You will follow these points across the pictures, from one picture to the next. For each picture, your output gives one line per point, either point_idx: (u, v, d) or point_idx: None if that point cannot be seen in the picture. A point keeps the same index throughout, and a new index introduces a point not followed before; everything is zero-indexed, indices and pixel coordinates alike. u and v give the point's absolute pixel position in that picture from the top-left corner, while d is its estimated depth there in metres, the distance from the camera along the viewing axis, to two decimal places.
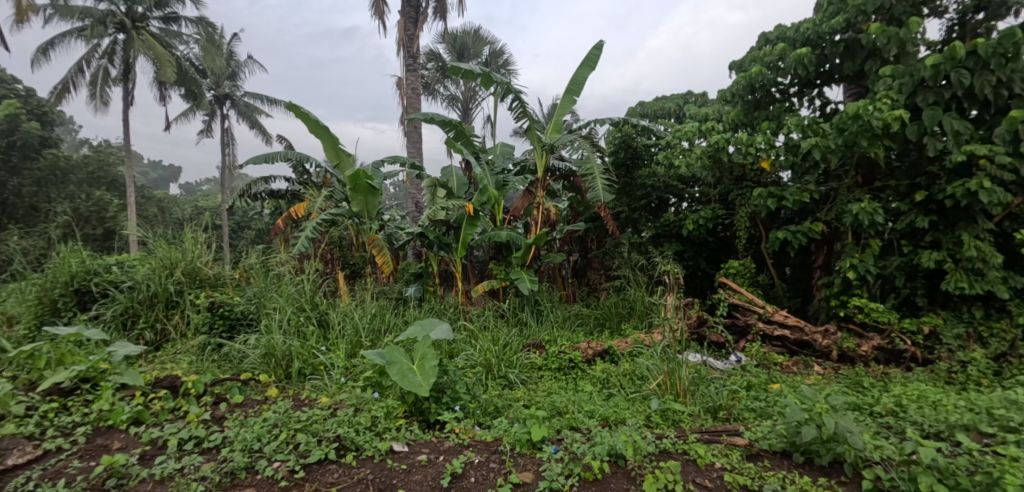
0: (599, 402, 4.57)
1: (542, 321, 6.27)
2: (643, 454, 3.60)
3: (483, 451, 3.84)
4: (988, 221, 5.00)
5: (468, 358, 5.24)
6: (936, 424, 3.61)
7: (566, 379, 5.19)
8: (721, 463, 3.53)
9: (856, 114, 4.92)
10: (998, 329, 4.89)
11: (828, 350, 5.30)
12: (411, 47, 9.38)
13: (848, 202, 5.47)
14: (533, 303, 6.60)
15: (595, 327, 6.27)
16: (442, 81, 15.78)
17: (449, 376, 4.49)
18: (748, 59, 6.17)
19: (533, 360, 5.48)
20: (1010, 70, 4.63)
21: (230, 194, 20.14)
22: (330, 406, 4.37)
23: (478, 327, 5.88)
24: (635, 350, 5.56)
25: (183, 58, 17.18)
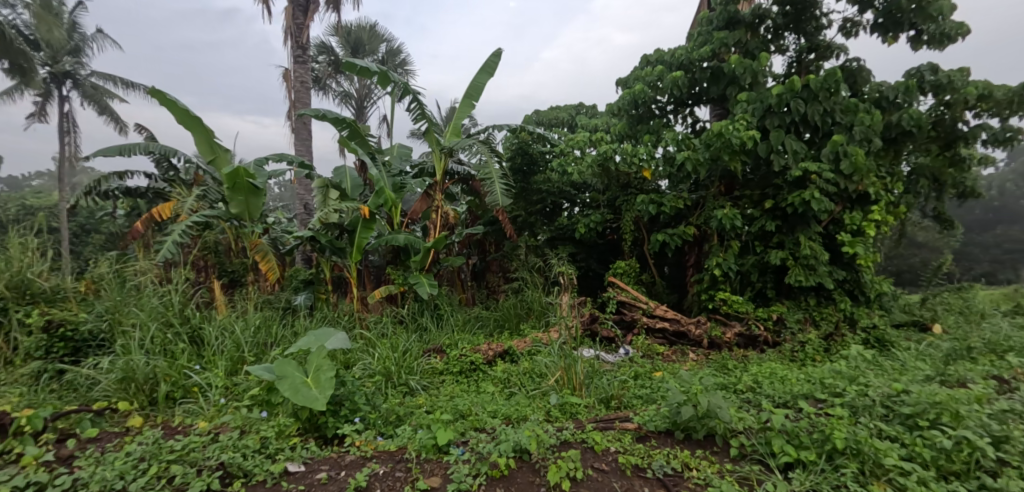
0: (501, 401, 4.69)
1: (442, 326, 6.22)
2: (546, 447, 3.68)
3: (388, 461, 3.70)
4: (817, 225, 6.07)
5: (366, 367, 5.03)
6: (784, 395, 4.29)
7: (468, 382, 5.22)
8: (615, 446, 3.75)
9: (718, 133, 5.72)
10: (827, 313, 6.01)
11: (700, 339, 5.95)
12: (300, 37, 8.75)
13: (713, 209, 6.27)
14: (432, 307, 6.52)
15: (494, 328, 6.38)
16: (334, 75, 14.86)
17: (347, 387, 4.20)
18: (631, 78, 6.83)
19: (434, 365, 5.41)
20: (832, 102, 5.72)
21: (65, 191, 16.93)
22: (210, 431, 3.93)
23: (376, 335, 5.66)
24: (533, 349, 5.70)
25: (6, 24, 14.09)
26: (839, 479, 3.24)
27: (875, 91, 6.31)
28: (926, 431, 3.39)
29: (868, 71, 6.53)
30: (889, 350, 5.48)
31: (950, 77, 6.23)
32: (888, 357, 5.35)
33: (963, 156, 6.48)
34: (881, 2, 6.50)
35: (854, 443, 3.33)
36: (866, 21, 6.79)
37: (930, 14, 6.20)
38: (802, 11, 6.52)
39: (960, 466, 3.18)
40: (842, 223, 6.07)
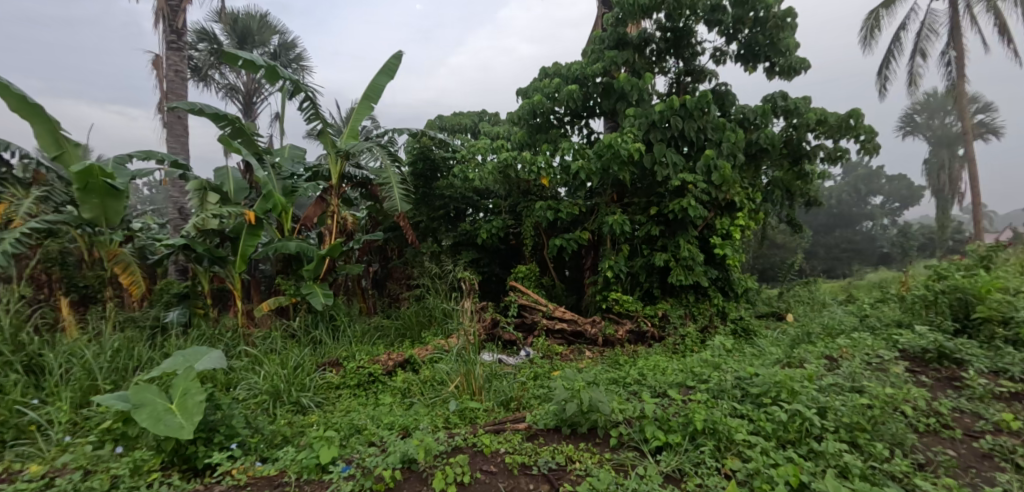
0: (398, 412, 4.27)
1: (339, 338, 5.89)
2: (434, 454, 3.24)
3: (264, 488, 3.20)
4: (694, 230, 6.74)
5: (251, 387, 4.58)
6: (663, 386, 4.09)
7: (365, 395, 4.88)
8: (505, 447, 3.34)
9: (609, 144, 6.12)
10: (703, 308, 6.77)
11: (596, 337, 6.30)
12: (175, 20, 7.83)
13: (605, 215, 6.71)
14: (328, 318, 6.18)
15: (395, 338, 6.19)
16: (217, 66, 13.53)
17: (224, 411, 3.62)
18: (531, 88, 7.13)
19: (328, 380, 5.05)
20: (704, 120, 6.42)
21: None
22: (44, 476, 3.34)
23: (263, 352, 5.20)
24: (434, 356, 5.47)
25: None
26: (698, 457, 3.03)
27: (739, 113, 7.21)
28: (769, 407, 3.31)
29: (733, 95, 7.50)
30: (753, 339, 6.20)
31: (796, 103, 7.31)
32: (751, 344, 6.05)
33: (808, 171, 7.56)
34: (742, 36, 7.38)
35: (710, 423, 3.14)
36: (731, 52, 7.68)
37: (780, 50, 7.19)
38: (681, 38, 7.46)
39: (795, 435, 3.09)
40: (714, 227, 6.82)
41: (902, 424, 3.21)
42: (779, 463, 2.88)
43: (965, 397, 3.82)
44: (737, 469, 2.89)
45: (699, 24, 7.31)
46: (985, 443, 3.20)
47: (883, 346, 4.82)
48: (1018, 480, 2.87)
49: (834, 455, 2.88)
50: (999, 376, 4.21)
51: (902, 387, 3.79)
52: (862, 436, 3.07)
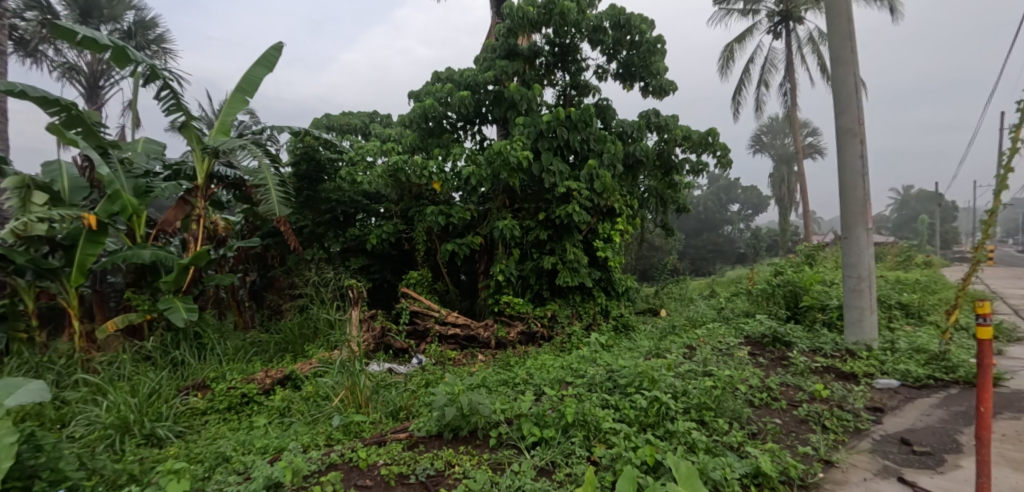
0: (274, 434, 3.92)
1: (207, 358, 5.41)
2: (303, 476, 3.05)
3: None
4: (579, 233, 7.22)
5: (90, 423, 3.94)
6: (549, 382, 4.28)
7: (238, 419, 4.47)
8: (383, 460, 3.28)
9: (499, 151, 6.34)
10: (588, 308, 7.25)
11: (489, 340, 6.48)
12: None
13: (496, 220, 6.95)
14: (193, 336, 5.65)
15: (276, 353, 5.88)
16: (50, 40, 11.91)
17: (48, 453, 2.90)
18: (424, 92, 7.33)
19: (193, 406, 4.54)
20: (588, 132, 6.91)
21: None
22: None
23: (108, 379, 4.64)
24: (319, 370, 5.21)
25: None
26: (570, 447, 3.18)
27: (618, 126, 7.86)
28: (633, 396, 3.64)
29: (613, 110, 8.14)
30: (630, 333, 6.78)
31: (667, 120, 8.11)
32: (629, 338, 6.60)
33: (676, 181, 8.36)
34: (621, 56, 8.01)
35: (580, 416, 3.36)
36: (611, 70, 8.32)
37: (652, 72, 7.94)
38: (567, 54, 7.95)
39: (653, 419, 3.42)
40: (597, 231, 7.34)
41: (739, 402, 3.73)
42: (638, 446, 3.12)
43: (792, 373, 4.54)
44: (602, 455, 3.06)
45: (583, 42, 7.81)
46: (803, 410, 3.83)
47: (732, 334, 5.56)
48: (824, 437, 3.50)
49: (684, 434, 3.23)
50: (817, 353, 5.06)
51: (744, 370, 4.41)
52: (709, 414, 3.52)
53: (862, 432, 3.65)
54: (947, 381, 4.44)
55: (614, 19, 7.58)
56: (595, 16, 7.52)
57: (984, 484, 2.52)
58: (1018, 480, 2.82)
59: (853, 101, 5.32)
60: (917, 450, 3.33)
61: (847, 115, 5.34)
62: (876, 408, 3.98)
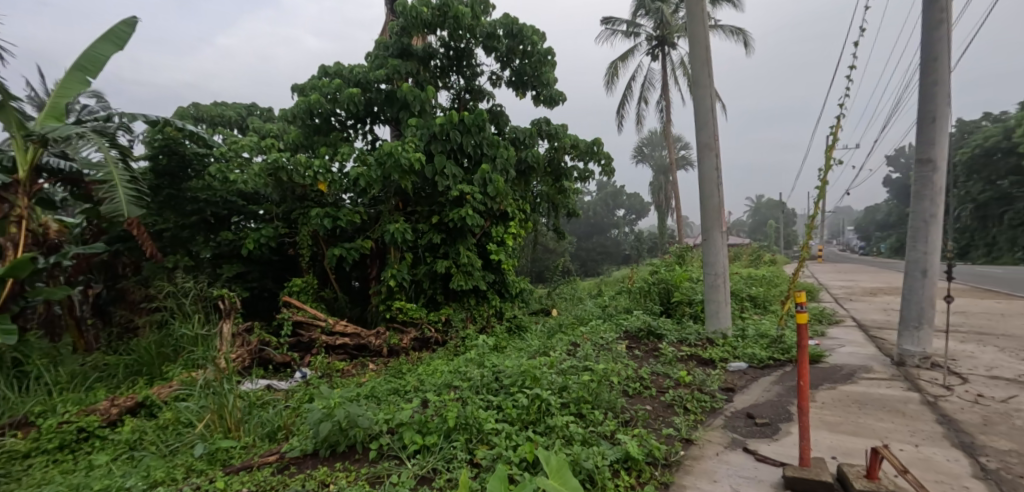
0: (120, 472, 3.51)
1: (28, 390, 4.72)
2: None
3: None
4: (472, 237, 7.29)
5: None
6: (439, 387, 4.29)
7: (71, 461, 3.91)
8: (245, 488, 3.11)
9: (389, 152, 6.26)
10: (483, 311, 7.37)
11: (380, 348, 6.33)
12: None
13: (388, 223, 6.83)
14: (10, 363, 4.95)
15: (126, 379, 5.27)
16: None
17: None
18: (309, 86, 7.07)
19: (10, 449, 3.91)
20: (481, 137, 7.05)
21: None
22: None
23: None
24: (180, 394, 4.74)
25: None
26: (451, 453, 3.21)
27: (512, 132, 8.11)
28: (516, 395, 3.80)
29: (506, 116, 8.36)
30: (522, 334, 7.02)
31: (558, 128, 8.50)
32: (521, 338, 6.82)
33: (566, 187, 8.76)
34: (515, 64, 8.25)
35: (464, 419, 3.41)
36: (505, 77, 8.54)
37: (543, 82, 8.25)
38: (462, 57, 8.02)
39: (534, 416, 3.58)
40: (490, 235, 7.47)
41: (613, 393, 4.01)
42: (518, 443, 3.25)
43: (662, 362, 4.98)
44: (483, 457, 3.14)
45: (478, 47, 7.93)
46: (669, 396, 4.21)
47: (612, 330, 5.96)
48: (686, 419, 3.87)
49: (562, 427, 3.43)
50: (683, 343, 5.59)
51: (620, 363, 4.75)
52: (586, 407, 3.75)
53: (717, 411, 4.10)
54: (786, 362, 5.12)
55: (507, 28, 7.82)
56: (490, 23, 7.69)
57: (805, 446, 2.95)
58: (832, 441, 3.34)
59: (710, 118, 5.97)
60: (759, 422, 3.81)
61: (707, 131, 5.97)
62: (730, 389, 4.49)
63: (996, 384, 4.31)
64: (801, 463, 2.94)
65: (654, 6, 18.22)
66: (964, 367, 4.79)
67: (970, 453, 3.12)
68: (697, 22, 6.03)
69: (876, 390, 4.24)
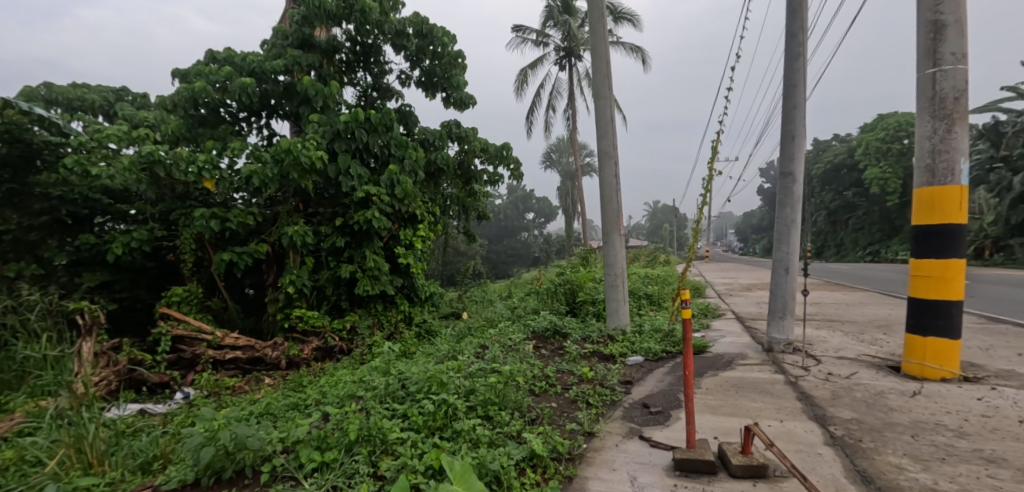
0: None
1: None
2: None
3: None
4: (379, 240, 7.11)
5: None
6: (343, 399, 4.11)
7: None
8: None
9: (287, 149, 5.95)
10: (390, 317, 7.22)
11: (277, 361, 6.00)
12: None
13: (285, 224, 6.51)
14: None
15: None
16: None
17: None
18: (193, 72, 6.64)
19: None
20: (388, 137, 6.93)
21: None
22: None
23: None
24: (26, 429, 3.93)
25: None
26: (353, 467, 3.10)
27: (421, 133, 8.07)
28: (421, 400, 3.80)
29: (415, 117, 8.28)
30: (431, 338, 6.98)
31: (467, 132, 8.58)
32: (429, 343, 6.78)
33: (475, 189, 8.84)
34: (424, 65, 8.18)
35: (366, 432, 3.33)
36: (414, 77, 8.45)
37: (453, 84, 8.29)
38: (369, 54, 7.88)
39: (441, 422, 3.57)
40: (399, 238, 7.33)
41: (519, 393, 4.10)
42: (424, 452, 3.23)
43: (566, 360, 5.18)
44: (387, 469, 3.09)
45: (387, 45, 7.79)
46: (572, 392, 4.39)
47: (520, 330, 6.11)
48: (588, 412, 4.05)
49: (469, 431, 3.45)
50: (587, 341, 5.86)
51: (526, 363, 4.88)
52: (493, 408, 3.80)
53: (616, 403, 4.34)
54: (677, 354, 5.54)
55: (417, 27, 7.75)
56: (399, 21, 7.58)
57: (691, 430, 3.21)
58: (715, 423, 3.66)
59: (610, 128, 6.32)
60: (654, 410, 4.09)
61: (607, 140, 6.32)
62: (628, 382, 4.77)
63: (843, 363, 4.97)
64: (687, 446, 3.20)
65: (562, 19, 18.88)
66: (818, 350, 5.48)
67: (823, 424, 3.57)
68: (597, 37, 6.36)
69: (749, 374, 4.71)
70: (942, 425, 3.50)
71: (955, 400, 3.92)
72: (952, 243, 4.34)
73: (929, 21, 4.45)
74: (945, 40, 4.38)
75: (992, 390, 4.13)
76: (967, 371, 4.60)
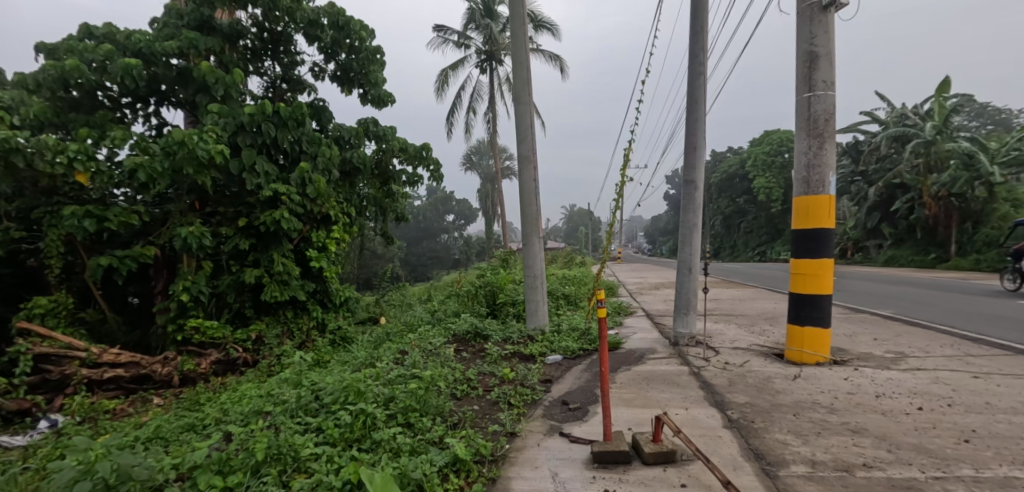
0: None
1: None
2: None
3: None
4: (289, 243, 6.77)
5: None
6: (246, 417, 3.81)
7: None
8: None
9: (181, 141, 5.55)
10: (301, 324, 6.89)
11: (168, 378, 5.54)
12: None
13: (179, 225, 6.03)
14: None
15: None
16: None
17: None
18: (63, 49, 6.07)
19: None
20: (298, 133, 6.64)
21: None
22: None
23: None
24: None
25: None
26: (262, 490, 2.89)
27: (336, 131, 7.82)
28: (337, 413, 3.68)
29: (330, 112, 8.01)
30: (347, 345, 6.78)
31: (385, 130, 8.45)
32: (345, 350, 6.58)
33: (394, 190, 8.69)
34: (340, 58, 7.94)
35: (276, 451, 3.12)
36: (329, 70, 8.16)
37: (371, 80, 8.08)
38: (278, 41, 7.58)
39: (359, 434, 3.48)
40: (310, 240, 7.04)
41: (441, 397, 4.11)
42: (341, 466, 3.11)
43: (487, 362, 5.25)
44: (300, 487, 2.91)
45: (298, 34, 7.49)
46: (494, 394, 4.45)
47: (440, 334, 6.10)
48: (510, 413, 4.13)
49: (389, 441, 3.40)
50: (507, 342, 5.97)
51: (448, 367, 4.88)
52: (414, 415, 3.77)
53: (537, 402, 4.46)
54: (593, 351, 5.80)
55: (333, 18, 7.50)
56: (313, 10, 7.30)
57: (607, 423, 3.38)
58: (629, 415, 3.89)
59: (529, 134, 6.48)
60: (572, 407, 4.26)
61: (526, 144, 6.47)
62: (547, 381, 4.92)
63: (737, 353, 5.46)
64: (605, 438, 3.37)
65: (483, 22, 19.03)
66: (717, 342, 5.96)
67: (722, 409, 3.91)
68: (519, 44, 6.50)
69: (658, 367, 5.05)
70: (817, 403, 3.95)
71: (827, 381, 4.44)
72: (824, 243, 4.90)
73: (806, 51, 5.02)
74: (818, 69, 4.95)
75: (855, 370, 4.73)
76: (837, 356, 5.22)
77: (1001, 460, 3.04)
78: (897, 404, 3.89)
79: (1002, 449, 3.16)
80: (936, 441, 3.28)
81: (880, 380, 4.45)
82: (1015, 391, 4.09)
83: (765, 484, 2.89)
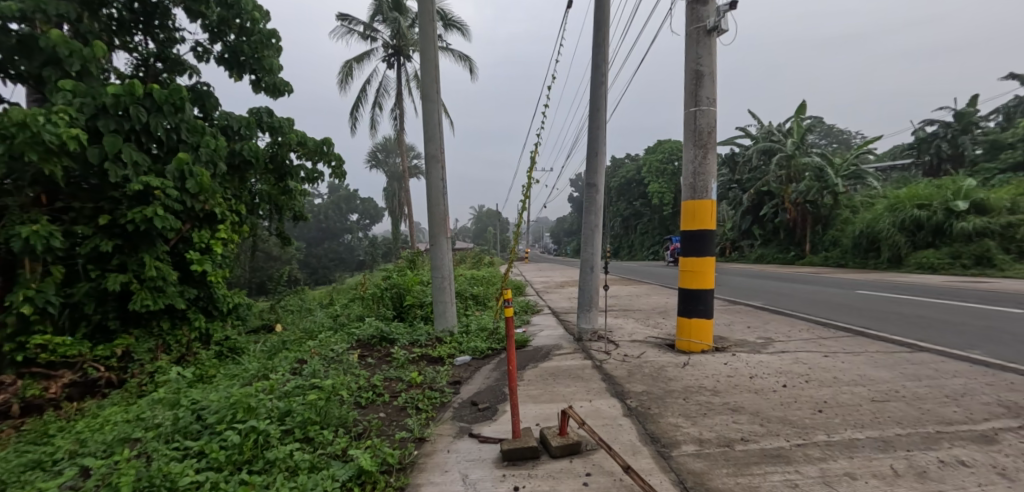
0: None
1: None
2: None
3: None
4: (164, 244, 6.13)
5: None
6: (106, 448, 3.36)
7: None
8: None
9: (21, 122, 4.86)
10: (180, 337, 6.24)
11: (7, 406, 4.76)
12: None
13: (17, 224, 5.18)
14: None
15: None
16: None
17: None
18: None
19: None
20: (176, 120, 6.03)
21: None
22: None
23: None
24: None
25: None
26: None
27: (222, 119, 7.23)
28: (223, 432, 3.37)
29: (216, 98, 7.40)
30: (235, 358, 6.29)
31: (280, 122, 7.96)
32: (234, 362, 6.11)
33: (291, 187, 8.19)
34: (228, 39, 7.36)
35: None
36: (215, 52, 7.52)
37: (264, 67, 7.56)
38: (152, 12, 6.96)
39: (250, 455, 3.22)
40: (191, 241, 6.42)
41: (344, 407, 3.93)
42: None
43: (394, 367, 5.10)
44: None
45: (177, 7, 6.97)
46: (401, 400, 4.34)
47: (343, 340, 5.84)
48: (418, 418, 4.04)
49: (285, 459, 3.19)
50: (414, 345, 5.86)
51: (351, 375, 4.69)
52: (313, 429, 3.58)
53: (445, 405, 4.41)
54: (501, 351, 5.84)
55: None
56: None
57: (516, 421, 3.42)
58: (536, 411, 3.97)
59: (436, 132, 6.40)
60: (482, 407, 4.27)
61: (433, 143, 6.39)
62: (456, 382, 4.89)
63: (635, 345, 5.79)
64: (512, 435, 3.40)
65: (391, 16, 18.44)
66: (617, 336, 6.28)
67: (622, 398, 4.11)
68: (428, 40, 6.40)
69: (564, 363, 5.21)
70: (704, 387, 4.29)
71: (711, 367, 4.84)
72: (707, 244, 5.32)
73: (693, 70, 5.43)
74: (704, 86, 5.38)
75: (733, 356, 5.19)
76: (718, 344, 5.70)
77: (847, 425, 3.48)
78: (767, 383, 4.33)
79: (847, 415, 3.62)
80: (798, 413, 3.69)
81: (754, 363, 4.93)
82: (855, 365, 4.72)
83: (660, 466, 3.08)
